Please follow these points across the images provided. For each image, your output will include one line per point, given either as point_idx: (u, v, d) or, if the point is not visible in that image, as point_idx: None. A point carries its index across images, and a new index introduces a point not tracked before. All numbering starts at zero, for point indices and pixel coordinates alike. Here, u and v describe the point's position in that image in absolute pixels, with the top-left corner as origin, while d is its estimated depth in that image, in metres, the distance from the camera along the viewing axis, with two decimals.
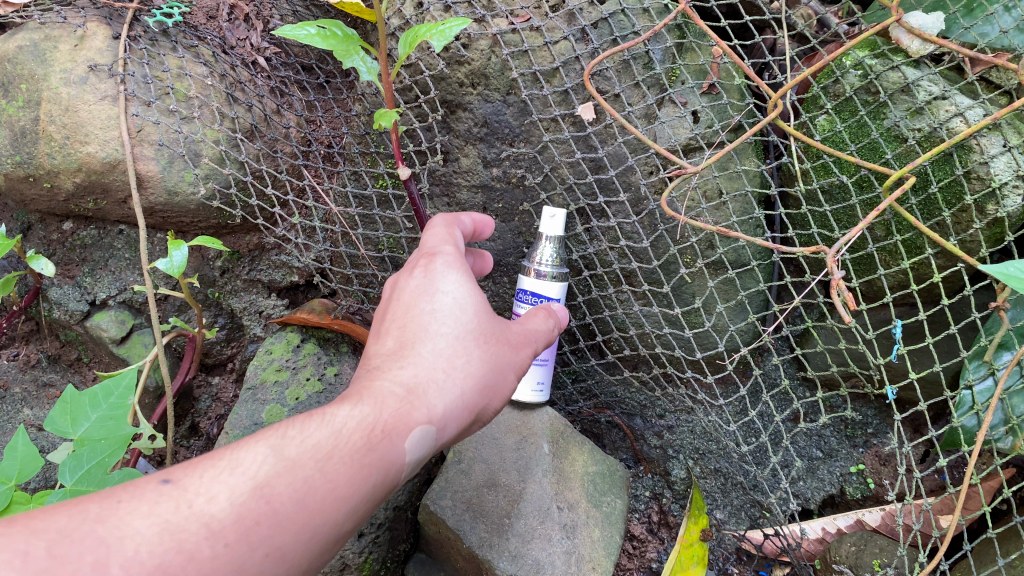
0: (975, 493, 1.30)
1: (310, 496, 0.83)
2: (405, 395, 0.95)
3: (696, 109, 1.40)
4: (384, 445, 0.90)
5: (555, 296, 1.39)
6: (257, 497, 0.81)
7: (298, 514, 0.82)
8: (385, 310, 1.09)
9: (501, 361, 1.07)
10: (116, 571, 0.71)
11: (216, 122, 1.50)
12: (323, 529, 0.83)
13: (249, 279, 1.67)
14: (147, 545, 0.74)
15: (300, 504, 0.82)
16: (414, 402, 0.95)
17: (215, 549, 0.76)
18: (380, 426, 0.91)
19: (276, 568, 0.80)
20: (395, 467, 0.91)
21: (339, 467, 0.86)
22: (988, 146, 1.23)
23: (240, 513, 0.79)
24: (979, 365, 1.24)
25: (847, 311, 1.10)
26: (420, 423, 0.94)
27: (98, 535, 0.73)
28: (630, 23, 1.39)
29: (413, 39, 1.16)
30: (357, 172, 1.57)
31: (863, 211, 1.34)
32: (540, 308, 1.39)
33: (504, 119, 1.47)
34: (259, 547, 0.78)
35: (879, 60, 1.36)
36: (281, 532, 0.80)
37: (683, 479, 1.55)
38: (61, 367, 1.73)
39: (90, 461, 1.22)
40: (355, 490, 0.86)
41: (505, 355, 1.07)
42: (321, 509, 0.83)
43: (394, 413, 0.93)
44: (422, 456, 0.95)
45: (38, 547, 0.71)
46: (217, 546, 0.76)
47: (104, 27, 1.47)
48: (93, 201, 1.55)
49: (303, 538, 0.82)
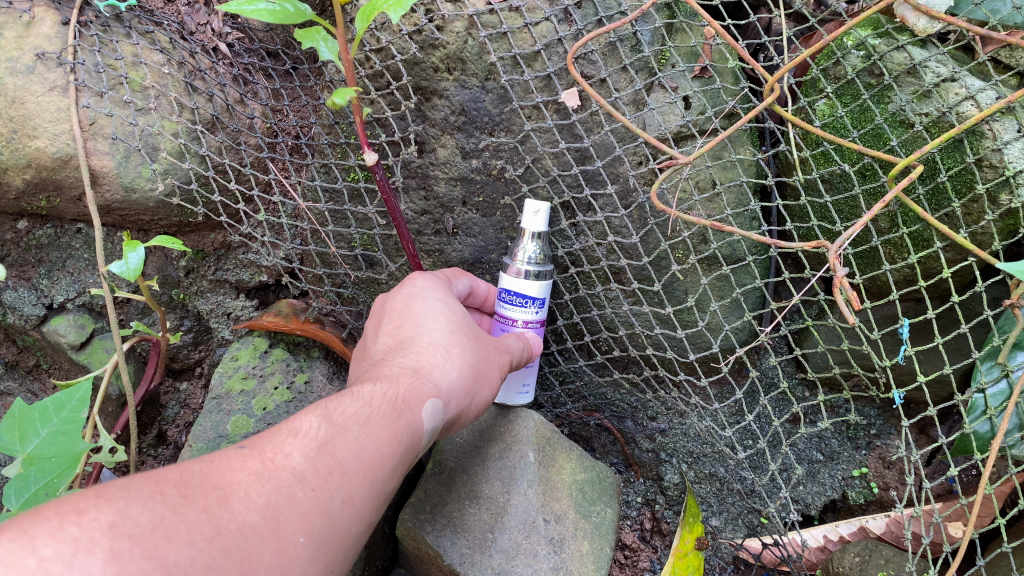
0: (988, 499, 1.22)
1: (369, 448, 0.88)
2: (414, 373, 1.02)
3: (687, 94, 1.32)
4: (412, 410, 0.97)
5: (542, 296, 1.31)
6: (326, 452, 0.85)
7: (363, 464, 0.87)
8: (378, 325, 1.18)
9: (491, 354, 1.16)
10: (238, 506, 0.75)
11: (174, 113, 1.40)
12: (380, 484, 0.88)
13: (215, 279, 1.57)
14: (252, 489, 0.77)
15: (362, 458, 0.87)
16: (423, 379, 1.02)
17: (303, 493, 0.80)
18: (405, 395, 0.98)
19: (353, 516, 0.84)
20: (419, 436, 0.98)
21: (384, 425, 0.92)
22: (1001, 131, 1.14)
23: (316, 464, 0.83)
24: (991, 366, 1.15)
25: (850, 311, 1.00)
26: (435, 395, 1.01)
27: (211, 482, 0.77)
28: (615, 2, 1.30)
29: (371, 11, 0.99)
30: (327, 163, 1.46)
31: (867, 202, 1.25)
32: (529, 309, 1.31)
33: (482, 106, 1.37)
34: (337, 493, 0.83)
35: (883, 39, 1.26)
36: (355, 480, 0.85)
37: (677, 484, 1.48)
38: (19, 374, 1.64)
39: (38, 483, 1.14)
40: (399, 447, 0.92)
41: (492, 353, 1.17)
42: (377, 464, 0.88)
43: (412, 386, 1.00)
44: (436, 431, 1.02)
45: (168, 488, 0.74)
46: (308, 490, 0.80)
47: (52, 13, 1.37)
48: (45, 198, 1.45)
49: (369, 490, 0.86)
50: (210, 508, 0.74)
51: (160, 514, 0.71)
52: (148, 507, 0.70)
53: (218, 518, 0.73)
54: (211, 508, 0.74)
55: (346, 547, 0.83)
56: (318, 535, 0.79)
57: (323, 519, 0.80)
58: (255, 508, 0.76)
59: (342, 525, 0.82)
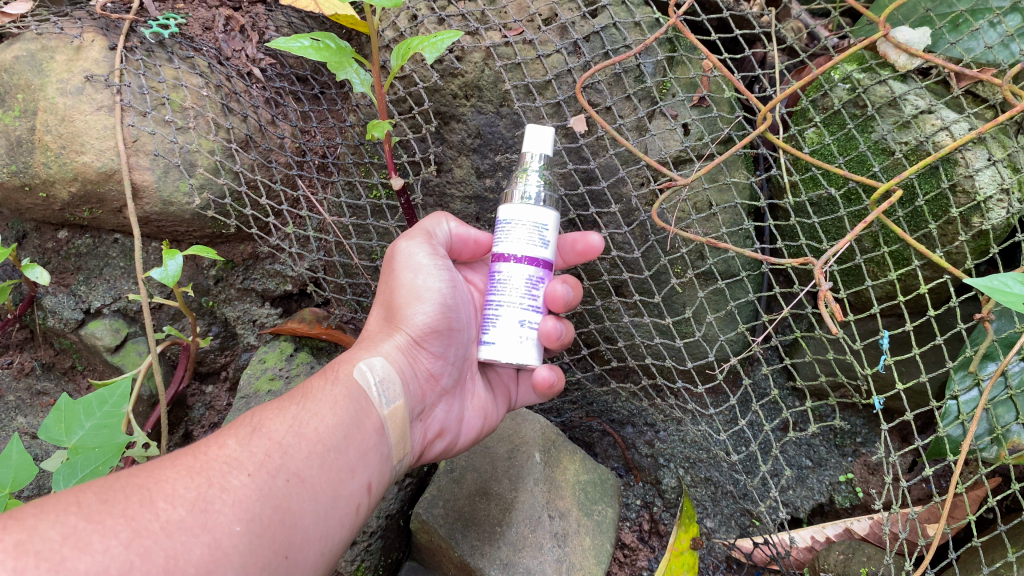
0: (960, 501, 1.33)
1: (302, 425, 1.00)
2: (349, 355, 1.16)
3: (687, 121, 1.42)
4: (346, 380, 1.10)
5: (545, 226, 1.12)
6: (259, 437, 0.97)
7: (298, 441, 0.98)
8: None
9: (395, 265, 1.21)
10: (162, 505, 0.83)
11: (211, 132, 1.51)
12: (327, 452, 0.99)
13: (243, 288, 1.68)
14: (179, 487, 0.86)
15: (296, 436, 0.98)
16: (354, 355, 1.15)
17: (238, 479, 0.89)
18: (335, 371, 1.12)
19: (301, 490, 0.93)
20: (366, 396, 1.10)
21: (318, 402, 1.05)
22: (972, 160, 1.25)
23: (250, 450, 0.94)
24: (964, 376, 1.25)
25: (833, 321, 1.09)
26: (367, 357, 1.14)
27: (136, 484, 0.85)
28: (621, 37, 1.43)
29: (406, 51, 1.17)
30: (352, 182, 1.60)
31: (851, 224, 1.35)
32: (530, 237, 1.11)
33: (496, 130, 1.48)
34: (280, 473, 0.93)
35: (867, 74, 1.38)
36: (292, 457, 0.95)
37: (674, 488, 1.54)
38: (55, 376, 1.73)
39: (84, 470, 1.21)
40: (338, 414, 1.04)
41: (399, 261, 1.21)
42: (315, 434, 1.00)
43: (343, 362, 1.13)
44: (389, 384, 1.13)
45: (88, 499, 0.81)
46: (243, 476, 0.90)
47: (101, 38, 1.49)
48: (88, 210, 1.55)
49: (312, 463, 0.97)
50: (129, 511, 0.81)
51: (74, 525, 0.78)
52: (59, 520, 0.78)
53: (138, 520, 0.80)
54: (130, 512, 0.81)
55: (302, 519, 0.92)
56: (257, 518, 0.87)
57: (261, 502, 0.89)
58: (181, 504, 0.84)
59: (288, 502, 0.91)
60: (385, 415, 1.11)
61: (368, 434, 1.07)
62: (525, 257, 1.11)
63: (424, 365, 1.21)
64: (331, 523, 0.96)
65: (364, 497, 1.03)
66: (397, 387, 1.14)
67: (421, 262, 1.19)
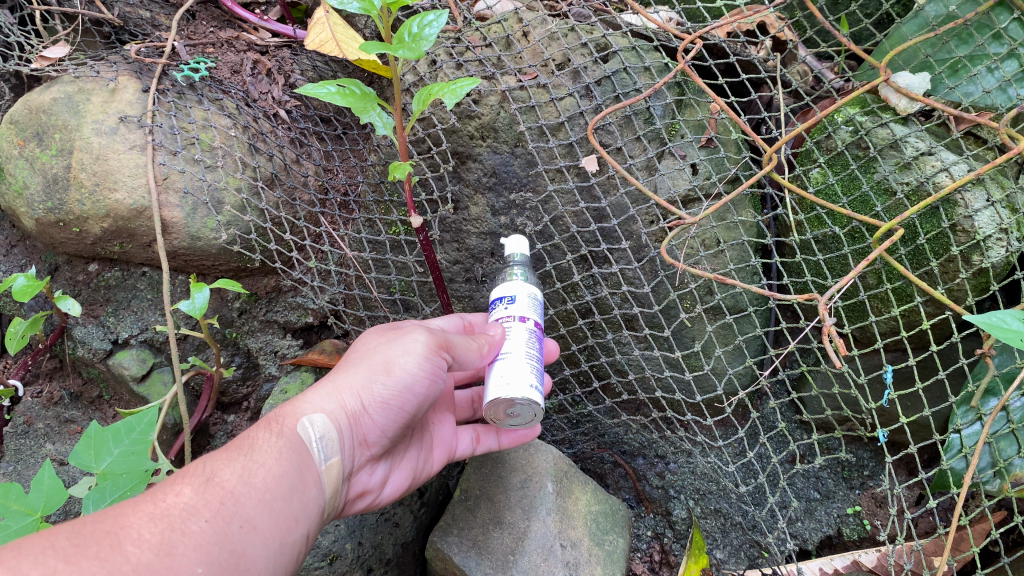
0: (965, 534, 1.36)
1: (251, 475, 1.00)
2: (297, 402, 1.14)
3: (695, 162, 1.47)
4: (289, 432, 1.08)
5: (513, 297, 1.20)
6: (213, 486, 0.97)
7: (248, 490, 0.98)
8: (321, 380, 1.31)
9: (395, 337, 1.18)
10: (130, 548, 0.85)
11: (238, 170, 1.58)
12: (276, 501, 1.00)
13: (266, 319, 1.74)
14: (144, 531, 0.88)
15: (246, 485, 0.98)
16: (301, 405, 1.12)
17: (197, 525, 0.91)
18: (281, 422, 1.09)
19: (252, 536, 0.95)
20: (306, 450, 1.07)
21: (264, 454, 1.04)
22: (972, 201, 1.29)
23: (206, 498, 0.95)
24: (966, 411, 1.27)
25: (838, 356, 1.12)
26: (311, 412, 1.11)
27: (104, 530, 0.87)
28: (632, 81, 1.49)
29: (427, 96, 1.22)
30: (372, 218, 1.67)
31: (855, 260, 1.39)
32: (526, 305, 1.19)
33: (511, 169, 1.55)
34: (234, 519, 0.94)
35: (869, 117, 1.43)
36: (245, 504, 0.96)
37: (684, 519, 1.57)
38: (82, 405, 1.79)
39: (113, 495, 1.23)
40: (282, 467, 1.03)
41: (400, 338, 1.17)
42: (263, 484, 0.99)
43: (290, 413, 1.11)
44: (331, 441, 1.10)
45: (60, 542, 0.84)
46: (201, 522, 0.91)
47: (134, 81, 1.58)
48: (118, 244, 1.60)
49: (262, 510, 0.97)
50: (102, 554, 0.84)
51: (52, 567, 0.81)
52: (40, 562, 0.81)
53: (109, 562, 0.83)
54: (102, 555, 0.84)
55: (254, 564, 0.94)
56: (215, 562, 0.90)
57: (219, 547, 0.91)
58: (147, 547, 0.86)
59: (242, 546, 0.93)
60: (323, 470, 1.09)
61: (309, 486, 1.06)
62: (518, 317, 1.17)
63: (370, 431, 1.16)
64: (279, 566, 0.98)
65: (304, 546, 1.04)
66: (337, 448, 1.10)
67: (414, 345, 1.15)
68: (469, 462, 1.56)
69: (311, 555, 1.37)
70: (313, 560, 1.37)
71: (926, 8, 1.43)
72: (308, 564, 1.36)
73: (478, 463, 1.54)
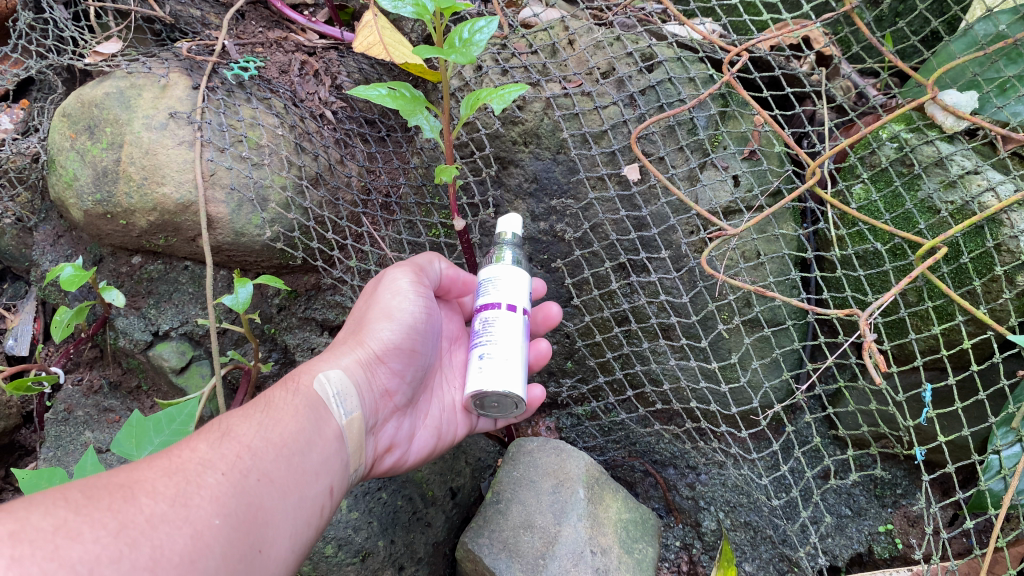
0: (1001, 556, 1.34)
1: (266, 431, 1.02)
2: (308, 366, 1.18)
3: (737, 173, 1.48)
4: (305, 390, 1.12)
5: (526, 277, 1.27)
6: (229, 441, 0.98)
7: (264, 446, 1.00)
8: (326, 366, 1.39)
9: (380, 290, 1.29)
10: (144, 500, 0.85)
11: (284, 169, 1.61)
12: (293, 456, 1.02)
13: (304, 316, 1.78)
14: (158, 485, 0.88)
15: (262, 439, 1.00)
16: (311, 366, 1.18)
17: (213, 478, 0.91)
18: (296, 381, 1.13)
19: (270, 489, 0.96)
20: (325, 406, 1.12)
21: (280, 411, 1.06)
22: (1018, 221, 1.28)
23: (221, 453, 0.96)
24: (1006, 431, 1.25)
25: (878, 371, 1.09)
26: (325, 369, 1.16)
27: (116, 483, 0.86)
28: (676, 91, 1.51)
29: (475, 101, 1.23)
30: (412, 220, 1.74)
31: (897, 277, 1.39)
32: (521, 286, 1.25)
33: (553, 175, 1.59)
34: (251, 473, 0.95)
35: (914, 134, 1.43)
36: (260, 459, 0.98)
37: (713, 531, 1.54)
38: (121, 394, 1.81)
39: None
40: (300, 422, 1.06)
41: (384, 285, 1.29)
42: (280, 439, 1.02)
43: (303, 373, 1.15)
44: (348, 395, 1.15)
45: (73, 495, 0.82)
46: (216, 475, 0.92)
47: (185, 78, 1.61)
48: (163, 238, 1.62)
49: (278, 465, 0.99)
50: (115, 505, 0.83)
51: (64, 517, 0.79)
52: (50, 513, 0.79)
53: (124, 513, 0.82)
54: (115, 506, 0.82)
55: (274, 517, 0.95)
56: (233, 513, 0.90)
57: (237, 499, 0.91)
58: (162, 499, 0.86)
59: (260, 500, 0.94)
60: (344, 423, 1.13)
61: (328, 440, 1.09)
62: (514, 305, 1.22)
63: (384, 379, 1.23)
64: (300, 521, 0.99)
65: (326, 500, 1.05)
66: (355, 401, 1.16)
67: (402, 285, 1.27)
68: (502, 466, 1.58)
69: (343, 551, 1.40)
70: (346, 555, 1.39)
71: (975, 27, 1.43)
72: (340, 560, 1.39)
73: (510, 468, 1.56)
